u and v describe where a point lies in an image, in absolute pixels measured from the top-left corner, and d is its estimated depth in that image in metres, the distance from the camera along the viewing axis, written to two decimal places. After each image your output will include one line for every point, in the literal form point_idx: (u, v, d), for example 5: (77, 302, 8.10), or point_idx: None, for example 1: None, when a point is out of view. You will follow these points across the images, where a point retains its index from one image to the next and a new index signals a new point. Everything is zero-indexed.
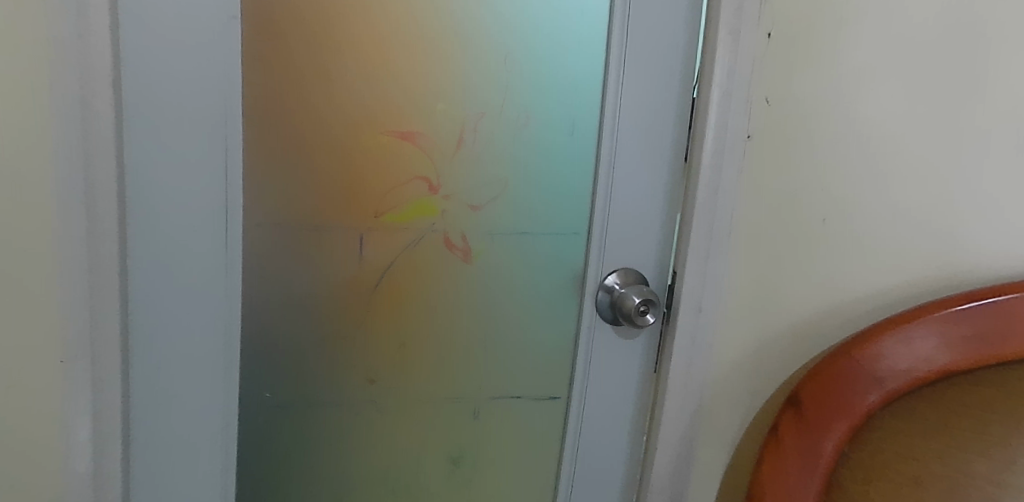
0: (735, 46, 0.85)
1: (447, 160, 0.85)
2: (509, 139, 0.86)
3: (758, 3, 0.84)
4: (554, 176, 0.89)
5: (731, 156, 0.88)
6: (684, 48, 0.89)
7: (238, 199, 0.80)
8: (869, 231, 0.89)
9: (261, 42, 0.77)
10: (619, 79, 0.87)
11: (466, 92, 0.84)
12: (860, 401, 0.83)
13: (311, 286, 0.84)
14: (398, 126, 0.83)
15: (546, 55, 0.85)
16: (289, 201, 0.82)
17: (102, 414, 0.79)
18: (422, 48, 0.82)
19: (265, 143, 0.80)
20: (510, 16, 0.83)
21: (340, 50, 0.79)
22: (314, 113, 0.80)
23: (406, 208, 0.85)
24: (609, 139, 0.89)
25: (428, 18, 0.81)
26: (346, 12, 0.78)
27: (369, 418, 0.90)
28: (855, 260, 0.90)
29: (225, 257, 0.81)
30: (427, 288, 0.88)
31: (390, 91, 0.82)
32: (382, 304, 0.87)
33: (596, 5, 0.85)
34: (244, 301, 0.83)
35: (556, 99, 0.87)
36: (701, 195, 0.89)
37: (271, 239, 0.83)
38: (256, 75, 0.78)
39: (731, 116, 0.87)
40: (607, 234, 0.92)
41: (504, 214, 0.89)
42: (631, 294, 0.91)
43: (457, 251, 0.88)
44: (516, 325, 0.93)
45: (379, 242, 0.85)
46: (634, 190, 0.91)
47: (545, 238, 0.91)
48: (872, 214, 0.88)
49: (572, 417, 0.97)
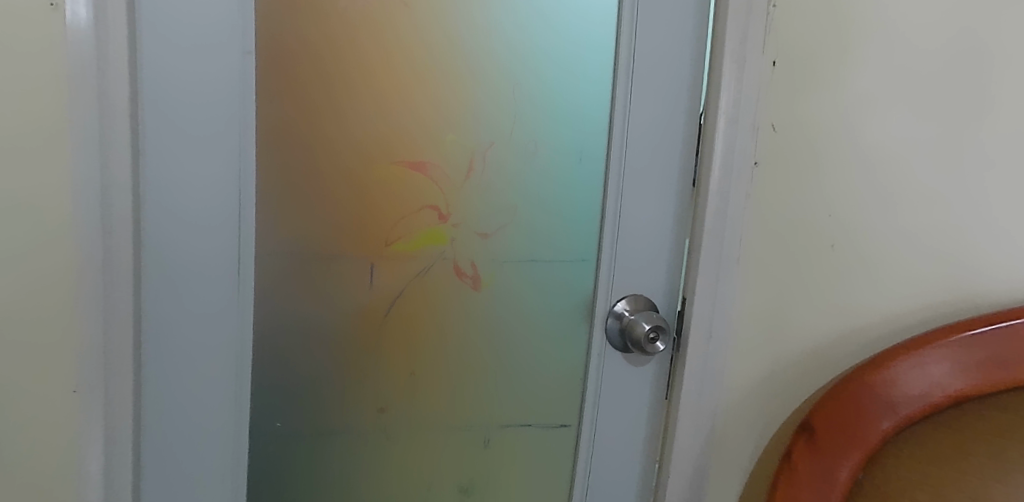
0: (741, 75, 0.87)
1: (457, 188, 0.86)
2: (518, 169, 0.87)
3: (763, 32, 0.86)
4: (563, 204, 0.90)
5: (738, 182, 0.89)
6: (690, 77, 0.90)
7: (252, 228, 0.81)
8: (876, 257, 0.89)
9: (275, 75, 0.79)
10: (627, 107, 0.89)
11: (475, 121, 0.85)
12: (874, 427, 0.82)
13: (324, 314, 0.85)
14: (408, 156, 0.84)
15: (554, 84, 0.87)
16: (301, 230, 0.82)
17: (114, 443, 0.78)
18: (432, 78, 0.83)
19: (279, 171, 0.81)
20: (519, 49, 0.85)
21: (353, 82, 0.81)
22: (327, 144, 0.81)
23: (417, 236, 0.86)
24: (618, 166, 0.90)
25: (438, 51, 0.82)
26: (358, 45, 0.80)
27: (379, 447, 0.90)
28: (863, 286, 0.90)
29: (238, 284, 0.81)
30: (437, 316, 0.89)
31: (401, 121, 0.83)
32: (393, 333, 0.87)
33: (603, 35, 0.87)
34: (256, 329, 0.83)
35: (564, 127, 0.88)
36: (710, 221, 0.89)
37: (283, 266, 0.83)
38: (270, 107, 0.79)
39: (739, 143, 0.88)
40: (616, 261, 0.92)
41: (513, 241, 0.89)
42: (641, 321, 0.91)
43: (466, 279, 0.89)
44: (526, 352, 0.93)
45: (390, 270, 0.86)
46: (643, 216, 0.92)
47: (555, 265, 0.91)
48: (879, 241, 0.89)
49: (583, 445, 0.96)
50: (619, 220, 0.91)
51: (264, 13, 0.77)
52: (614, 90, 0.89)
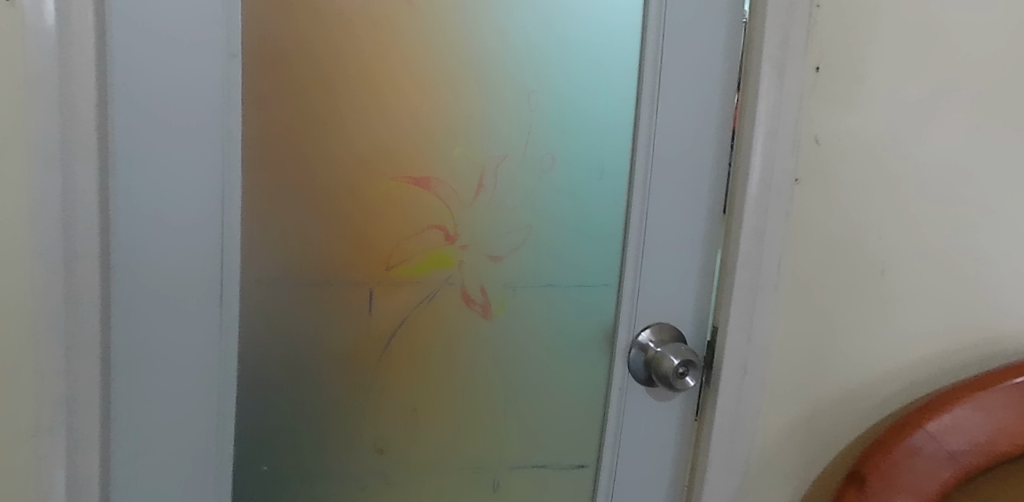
0: (782, 81, 0.78)
1: (466, 206, 0.78)
2: (533, 185, 0.79)
3: (805, 34, 0.77)
4: (582, 223, 0.82)
5: (778, 201, 0.79)
6: (724, 84, 0.82)
7: (235, 249, 0.73)
8: (916, 284, 0.82)
9: (263, 81, 0.71)
10: (654, 117, 0.80)
11: (486, 132, 0.77)
12: (931, 477, 0.73)
13: (316, 346, 0.76)
14: (412, 170, 0.75)
15: (573, 93, 0.78)
16: (291, 251, 0.74)
17: (79, 490, 0.70)
18: (438, 85, 0.75)
19: (267, 188, 0.73)
20: (535, 52, 0.76)
21: (351, 88, 0.72)
22: (322, 157, 0.73)
23: (421, 259, 0.77)
24: (643, 181, 0.81)
25: (445, 55, 0.74)
26: (359, 47, 0.72)
27: (376, 490, 0.81)
28: (902, 315, 0.82)
29: (220, 312, 0.73)
30: (443, 345, 0.80)
31: (404, 132, 0.75)
32: (393, 365, 0.79)
33: (627, 37, 0.79)
34: (240, 361, 0.75)
35: (583, 139, 0.80)
36: (745, 244, 0.80)
37: (271, 293, 0.75)
38: (258, 117, 0.71)
39: (778, 158, 0.79)
40: (640, 285, 0.83)
41: (527, 263, 0.81)
42: (669, 354, 0.82)
43: (475, 306, 0.80)
44: (540, 386, 0.84)
45: (390, 296, 0.77)
46: (670, 236, 0.83)
47: (572, 290, 0.83)
48: (917, 266, 0.82)
49: (601, 487, 0.87)
50: (644, 241, 0.82)
51: (251, 11, 0.69)
52: (639, 98, 0.80)
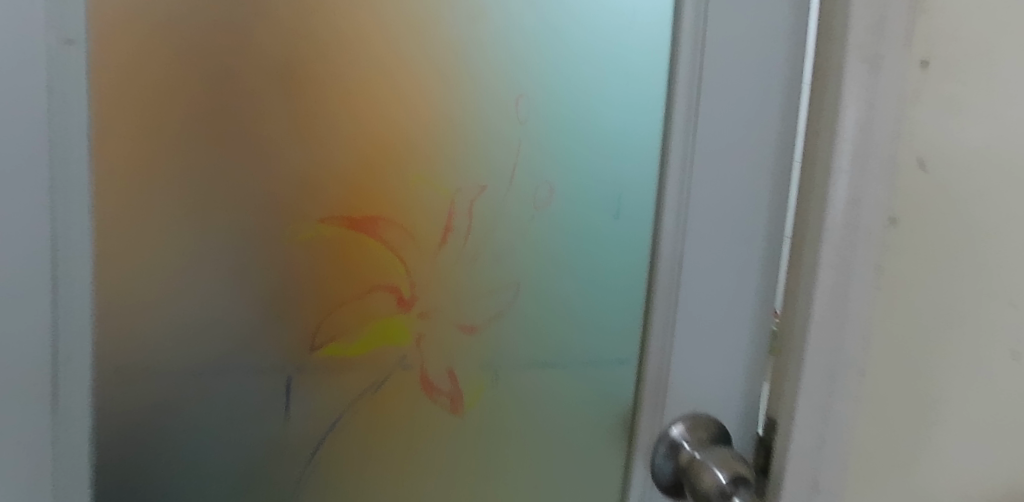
0: (878, 80, 0.53)
1: (426, 259, 0.55)
2: (522, 228, 0.57)
3: (908, 13, 0.53)
4: (589, 280, 0.59)
5: (866, 254, 0.56)
6: (788, 83, 0.58)
7: (83, 330, 0.50)
8: None
9: (120, 85, 0.48)
10: (693, 129, 0.57)
11: (454, 157, 0.54)
12: None
13: (213, 453, 0.55)
14: (347, 212, 0.53)
15: (578, 101, 0.56)
16: (173, 328, 0.52)
17: None
18: (385, 89, 0.52)
19: (131, 240, 0.50)
20: (526, 43, 0.54)
21: (258, 93, 0.50)
22: (218, 191, 0.51)
23: (362, 335, 0.55)
24: (675, 219, 0.58)
25: (394, 46, 0.52)
26: (268, 35, 0.49)
27: None
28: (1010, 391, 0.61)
29: (64, 417, 0.51)
30: (395, 448, 0.58)
31: (336, 156, 0.52)
32: (324, 475, 0.58)
33: (655, 20, 0.56)
34: (102, 479, 0.54)
35: (592, 165, 0.57)
36: (819, 313, 0.57)
37: (143, 385, 0.53)
38: (112, 138, 0.49)
39: (869, 192, 0.55)
40: (667, 363, 0.61)
41: (513, 336, 0.58)
42: (711, 465, 0.59)
43: (441, 396, 0.58)
44: (527, 494, 0.63)
45: (319, 386, 0.55)
46: (710, 297, 0.61)
47: (575, 370, 0.61)
48: None
49: None
50: (676, 300, 0.60)
51: None
52: (669, 103, 0.57)
